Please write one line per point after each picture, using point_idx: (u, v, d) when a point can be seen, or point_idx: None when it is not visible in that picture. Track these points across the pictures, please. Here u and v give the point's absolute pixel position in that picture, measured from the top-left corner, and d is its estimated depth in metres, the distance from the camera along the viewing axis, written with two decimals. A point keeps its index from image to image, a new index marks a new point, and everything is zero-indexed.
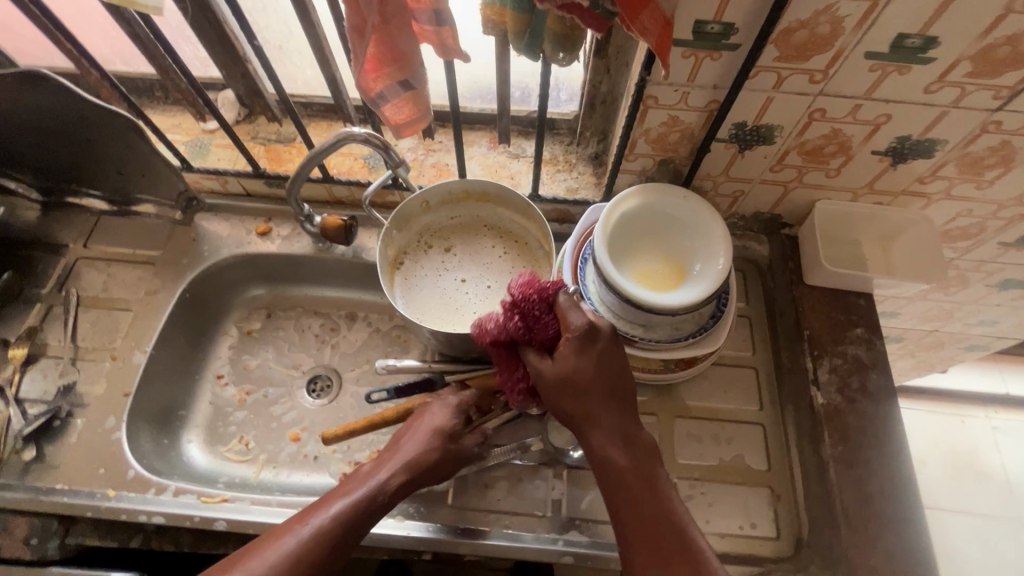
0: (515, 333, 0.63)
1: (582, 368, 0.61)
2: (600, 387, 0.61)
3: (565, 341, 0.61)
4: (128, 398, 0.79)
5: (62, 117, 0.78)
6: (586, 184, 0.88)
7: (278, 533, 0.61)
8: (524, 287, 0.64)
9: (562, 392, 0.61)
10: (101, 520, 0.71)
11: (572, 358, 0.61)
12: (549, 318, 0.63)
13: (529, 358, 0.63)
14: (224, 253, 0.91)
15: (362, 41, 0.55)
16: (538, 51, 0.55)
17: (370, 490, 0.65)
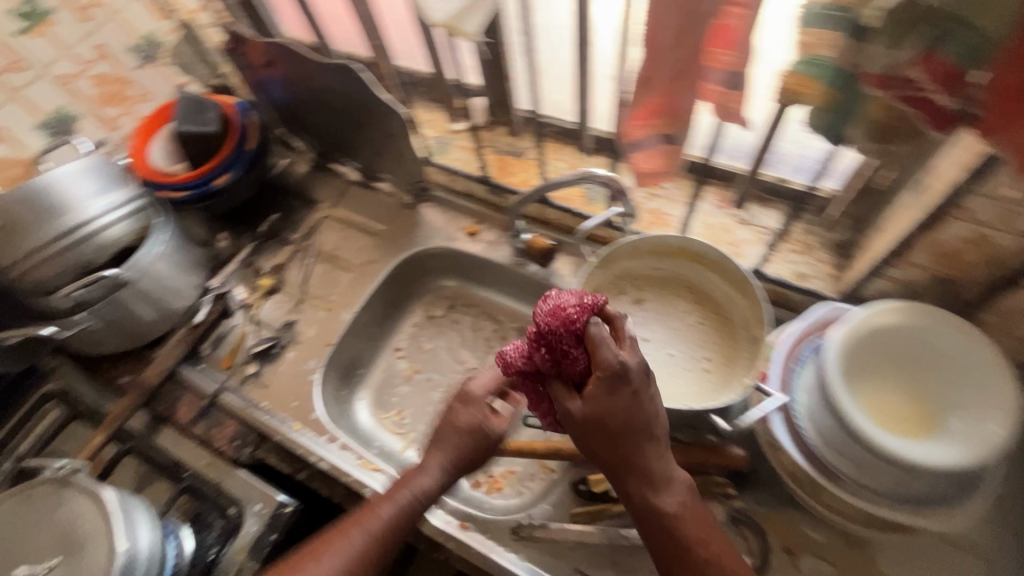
0: (544, 364, 0.61)
1: (618, 411, 0.57)
2: (642, 431, 0.58)
3: (596, 381, 0.57)
4: (329, 347, 0.91)
5: (344, 100, 0.90)
6: (821, 273, 0.77)
7: (337, 538, 0.64)
8: (549, 317, 0.60)
9: (598, 440, 0.58)
10: (283, 447, 0.82)
11: (606, 400, 0.57)
12: (577, 351, 0.59)
13: (557, 394, 0.60)
14: (434, 243, 0.99)
15: (645, 92, 0.53)
16: (836, 132, 0.52)
17: (391, 503, 0.67)
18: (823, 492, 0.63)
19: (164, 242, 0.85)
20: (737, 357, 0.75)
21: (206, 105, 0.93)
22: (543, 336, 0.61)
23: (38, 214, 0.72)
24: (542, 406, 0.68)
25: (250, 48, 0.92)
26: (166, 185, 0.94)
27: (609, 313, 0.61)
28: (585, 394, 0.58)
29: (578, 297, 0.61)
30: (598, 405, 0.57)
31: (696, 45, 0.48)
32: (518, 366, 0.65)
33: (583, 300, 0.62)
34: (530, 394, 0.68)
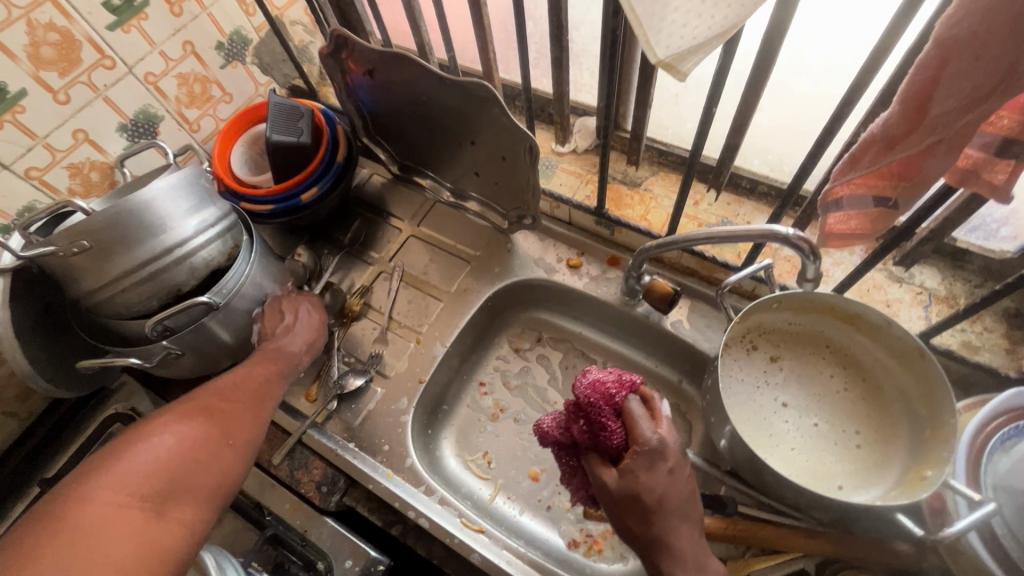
0: (581, 437, 0.59)
1: (655, 489, 0.55)
2: (675, 510, 0.56)
3: (633, 457, 0.55)
4: (421, 385, 0.83)
5: (452, 117, 0.81)
6: (994, 345, 0.68)
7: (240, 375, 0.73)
8: (588, 389, 0.58)
9: (629, 514, 0.56)
10: (376, 495, 0.76)
11: (641, 477, 0.55)
12: (615, 426, 0.56)
13: (594, 468, 0.58)
14: (531, 273, 0.91)
15: (886, 154, 0.44)
16: None
17: (286, 361, 0.78)
18: None
19: (252, 261, 0.79)
20: (893, 435, 0.67)
21: (299, 112, 0.86)
22: (581, 408, 0.59)
23: (128, 240, 0.65)
24: (576, 478, 0.67)
25: (350, 55, 0.82)
26: (249, 197, 0.87)
27: (647, 394, 0.60)
28: (622, 470, 0.56)
29: (615, 374, 0.59)
30: (635, 481, 0.55)
31: (989, 110, 0.38)
32: (553, 436, 0.63)
33: (618, 375, 0.60)
34: (564, 464, 0.66)
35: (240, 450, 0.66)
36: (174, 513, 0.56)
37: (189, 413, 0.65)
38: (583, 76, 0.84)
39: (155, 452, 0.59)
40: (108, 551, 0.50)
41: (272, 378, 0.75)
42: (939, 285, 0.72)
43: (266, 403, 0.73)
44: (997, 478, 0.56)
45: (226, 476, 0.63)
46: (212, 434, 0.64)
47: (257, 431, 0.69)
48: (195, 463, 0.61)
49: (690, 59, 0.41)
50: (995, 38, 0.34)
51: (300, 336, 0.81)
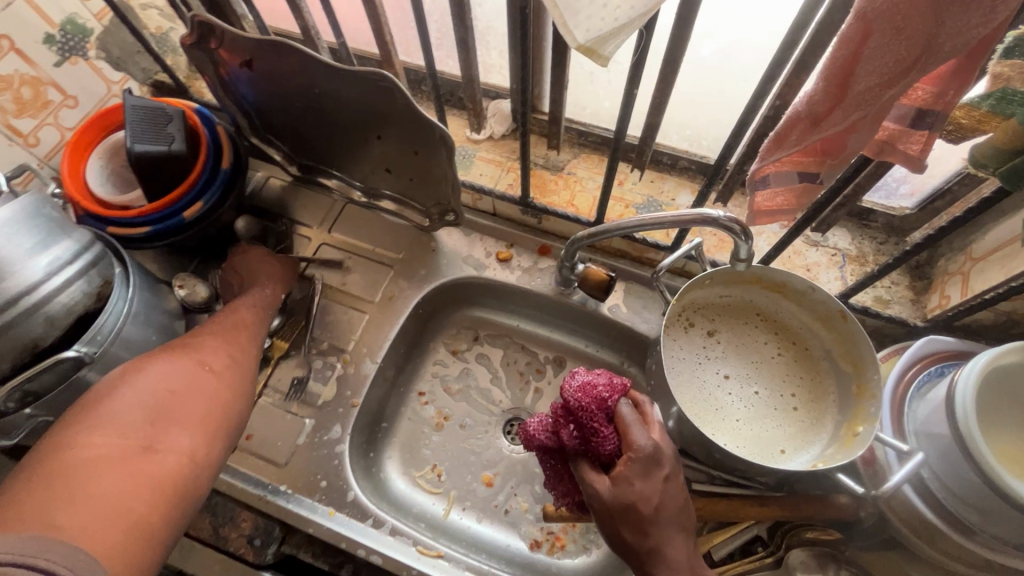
0: (571, 442, 0.56)
1: (651, 495, 0.53)
2: (671, 521, 0.53)
3: (627, 464, 0.53)
4: (354, 409, 0.76)
5: (352, 110, 0.72)
6: (901, 298, 0.73)
7: (223, 315, 0.73)
8: (580, 393, 0.57)
9: (621, 521, 0.53)
10: (318, 538, 0.69)
11: (637, 483, 0.53)
12: (608, 431, 0.55)
13: (585, 475, 0.55)
14: (461, 271, 0.86)
15: (812, 132, 0.43)
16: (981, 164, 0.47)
17: (258, 298, 0.77)
18: (940, 540, 0.60)
19: (130, 298, 0.67)
20: (825, 393, 0.70)
21: (166, 115, 0.74)
22: (571, 412, 0.57)
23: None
24: (563, 483, 0.62)
25: (221, 43, 0.70)
26: (118, 219, 0.74)
27: (638, 400, 0.59)
28: (617, 478, 0.53)
29: (610, 379, 0.59)
30: (628, 488, 0.53)
31: (910, 83, 0.38)
32: (540, 440, 0.60)
33: (610, 380, 0.59)
34: (552, 475, 0.63)
35: (222, 376, 0.64)
36: (166, 446, 0.53)
37: (162, 353, 0.62)
38: (491, 56, 0.78)
39: (138, 388, 0.56)
40: (101, 486, 0.46)
41: (252, 317, 0.75)
42: (850, 245, 0.75)
43: (242, 348, 0.70)
44: (918, 424, 0.60)
45: (214, 401, 0.61)
46: (188, 369, 0.62)
47: (239, 360, 0.68)
48: (178, 391, 0.59)
49: (609, 42, 0.37)
50: (916, 9, 0.33)
51: (266, 278, 0.79)
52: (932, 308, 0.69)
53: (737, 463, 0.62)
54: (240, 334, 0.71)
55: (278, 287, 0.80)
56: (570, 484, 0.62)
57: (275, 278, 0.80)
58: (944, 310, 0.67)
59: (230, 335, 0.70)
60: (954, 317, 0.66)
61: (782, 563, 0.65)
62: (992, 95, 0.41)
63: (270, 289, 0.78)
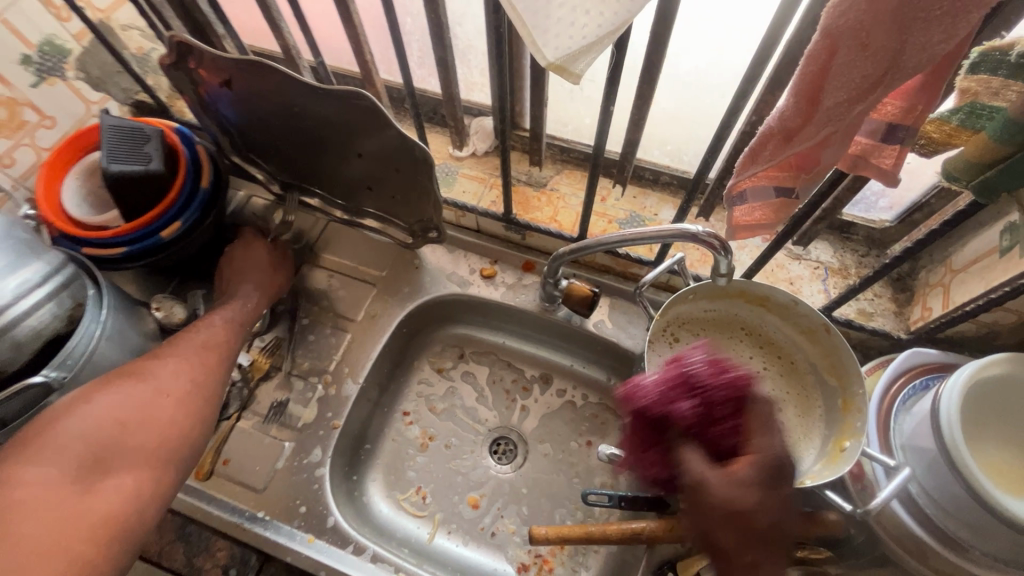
0: (682, 415, 0.56)
1: (756, 504, 0.48)
2: (778, 549, 0.48)
3: (746, 463, 0.51)
4: (335, 431, 0.74)
5: (331, 128, 0.72)
6: (884, 310, 0.73)
7: (196, 328, 0.71)
8: (729, 378, 0.58)
9: (716, 525, 0.48)
10: (296, 566, 0.67)
11: (747, 484, 0.49)
12: (729, 420, 0.56)
13: (689, 453, 0.53)
14: (444, 288, 0.85)
15: (784, 147, 0.43)
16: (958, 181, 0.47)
17: (238, 308, 0.75)
18: (931, 557, 0.59)
19: (103, 320, 0.66)
20: (810, 407, 0.69)
21: (144, 135, 0.73)
22: (695, 388, 0.58)
23: None
24: (645, 459, 0.59)
25: (199, 63, 0.70)
26: (93, 240, 0.72)
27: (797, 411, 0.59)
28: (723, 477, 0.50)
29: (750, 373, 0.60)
30: (733, 484, 0.49)
31: (877, 100, 0.38)
32: (645, 400, 0.59)
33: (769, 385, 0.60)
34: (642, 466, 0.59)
35: (180, 401, 0.63)
36: (107, 484, 0.54)
37: (118, 376, 0.61)
38: (471, 74, 0.78)
39: (87, 417, 0.56)
40: (25, 537, 0.48)
41: (227, 330, 0.72)
42: (832, 257, 0.75)
43: (213, 364, 0.68)
44: (905, 439, 0.59)
45: (168, 430, 0.60)
46: (144, 395, 0.60)
47: (202, 383, 0.66)
48: (129, 419, 0.58)
49: (581, 60, 0.37)
50: (879, 27, 0.34)
51: (254, 284, 0.77)
52: (915, 320, 0.69)
53: None
54: (211, 349, 0.69)
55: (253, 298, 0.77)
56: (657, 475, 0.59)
57: (253, 285, 0.77)
58: (926, 322, 0.67)
59: (199, 350, 0.68)
60: (937, 329, 0.66)
61: None
62: (961, 109, 0.42)
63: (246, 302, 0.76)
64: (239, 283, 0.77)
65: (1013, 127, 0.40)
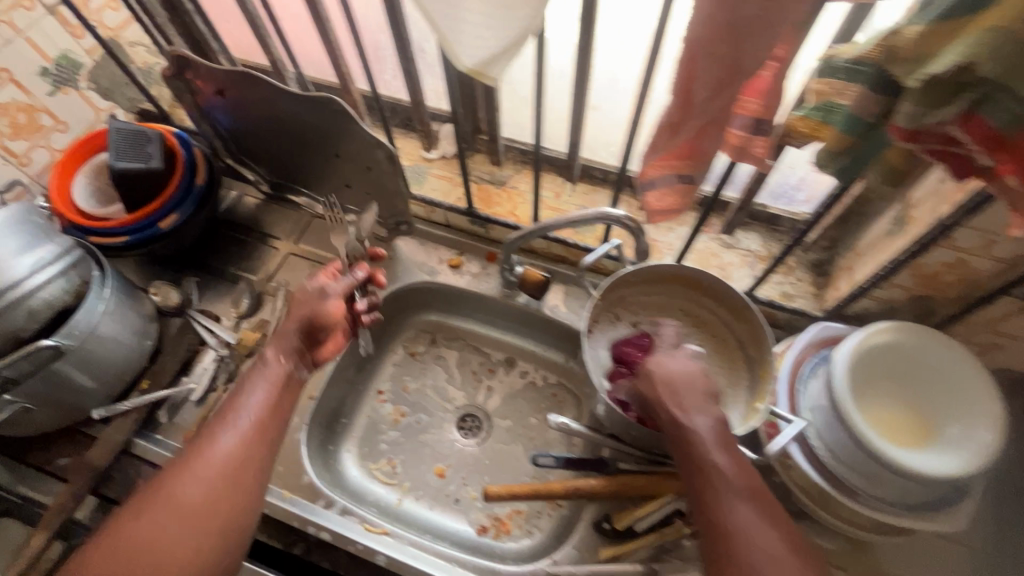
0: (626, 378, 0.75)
1: (686, 373, 0.65)
2: (686, 381, 0.64)
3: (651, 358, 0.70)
4: (312, 402, 0.82)
5: (311, 131, 0.82)
6: (804, 292, 0.81)
7: (232, 410, 0.61)
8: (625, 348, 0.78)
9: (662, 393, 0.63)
10: (273, 518, 0.75)
11: (670, 360, 0.66)
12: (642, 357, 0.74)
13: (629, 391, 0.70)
14: (416, 277, 0.93)
15: (672, 138, 0.52)
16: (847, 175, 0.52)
17: (275, 378, 0.64)
18: (831, 502, 0.66)
19: (106, 297, 0.74)
20: (737, 377, 0.77)
21: (147, 136, 0.82)
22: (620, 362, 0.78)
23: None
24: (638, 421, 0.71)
25: (196, 74, 0.80)
26: (100, 229, 0.82)
27: None
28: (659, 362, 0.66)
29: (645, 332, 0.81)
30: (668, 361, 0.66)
31: (732, 97, 0.47)
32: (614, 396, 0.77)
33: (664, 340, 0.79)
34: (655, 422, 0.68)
35: (207, 506, 0.55)
36: None
37: (157, 488, 0.56)
38: (439, 84, 0.88)
39: (125, 541, 0.53)
40: None
41: (265, 404, 0.62)
42: (760, 246, 0.84)
43: (240, 472, 0.58)
44: (810, 399, 0.67)
45: (200, 544, 0.54)
46: (172, 507, 0.54)
47: (235, 478, 0.57)
48: (159, 540, 0.53)
49: (496, 64, 0.46)
50: (720, 38, 0.42)
51: (282, 344, 0.66)
52: (828, 300, 0.77)
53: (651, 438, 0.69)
54: (252, 435, 0.60)
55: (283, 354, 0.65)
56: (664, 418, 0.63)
57: (306, 322, 0.67)
58: (836, 300, 0.75)
59: (232, 435, 0.59)
60: (844, 305, 0.74)
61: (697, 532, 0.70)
62: (819, 108, 0.50)
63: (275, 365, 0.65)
64: (293, 308, 0.68)
65: (852, 119, 0.48)
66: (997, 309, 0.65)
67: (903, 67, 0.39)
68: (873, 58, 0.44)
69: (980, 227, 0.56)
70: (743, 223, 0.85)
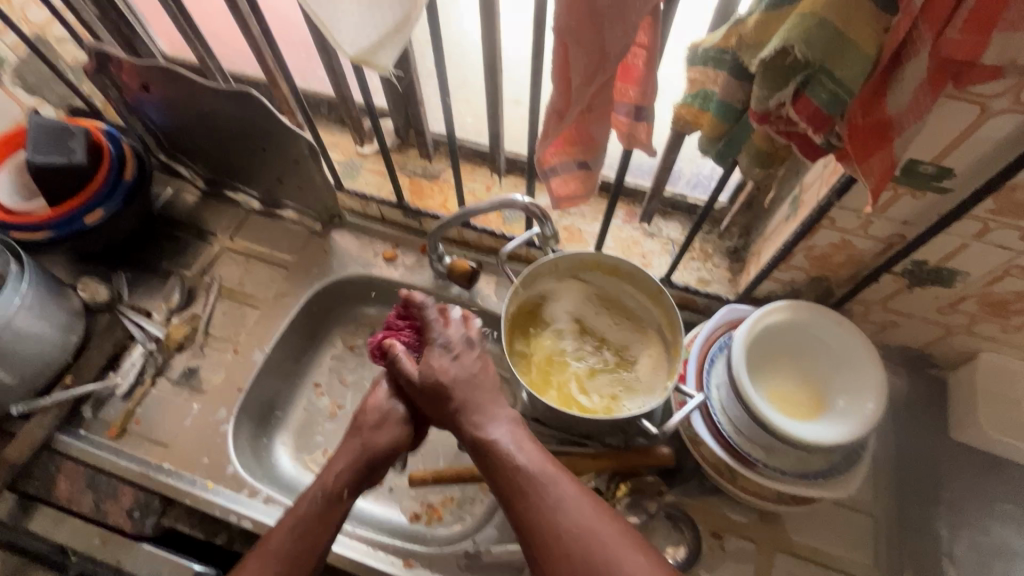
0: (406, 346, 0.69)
1: (464, 375, 0.63)
2: (467, 386, 0.62)
3: (430, 353, 0.64)
4: (241, 393, 0.83)
5: (237, 125, 0.82)
6: (720, 277, 0.84)
7: (275, 541, 0.59)
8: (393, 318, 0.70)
9: (450, 410, 0.61)
10: (196, 509, 0.74)
11: (448, 365, 0.63)
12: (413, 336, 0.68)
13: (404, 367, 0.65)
14: (351, 270, 0.94)
15: (559, 125, 0.55)
16: (728, 158, 0.55)
17: (331, 509, 0.60)
18: (736, 474, 0.69)
19: (23, 292, 0.75)
20: (656, 360, 0.79)
21: (70, 132, 0.81)
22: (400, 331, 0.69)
23: None
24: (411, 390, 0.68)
25: (119, 69, 0.80)
26: (22, 224, 0.81)
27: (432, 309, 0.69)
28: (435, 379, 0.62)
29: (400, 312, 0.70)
30: (444, 375, 0.62)
31: (604, 83, 0.49)
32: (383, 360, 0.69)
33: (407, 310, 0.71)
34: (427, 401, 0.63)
35: None
36: None
37: None
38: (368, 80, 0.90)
39: None
40: None
41: (313, 540, 0.59)
42: (680, 234, 0.87)
43: None
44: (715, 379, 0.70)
45: None
46: None
47: None
48: None
49: (381, 51, 0.48)
50: (583, 26, 0.45)
51: (344, 460, 0.63)
52: (741, 283, 0.81)
53: (565, 420, 0.71)
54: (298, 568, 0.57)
55: (343, 485, 0.61)
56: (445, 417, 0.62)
57: (361, 459, 0.63)
58: (745, 283, 0.79)
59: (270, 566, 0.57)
60: (753, 288, 0.78)
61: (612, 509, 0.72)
62: (697, 95, 0.52)
63: (320, 494, 0.61)
64: (354, 432, 0.65)
65: (723, 107, 0.50)
66: (886, 286, 0.69)
67: (750, 53, 0.44)
68: (728, 46, 0.46)
69: (853, 208, 0.59)
70: (664, 212, 0.88)
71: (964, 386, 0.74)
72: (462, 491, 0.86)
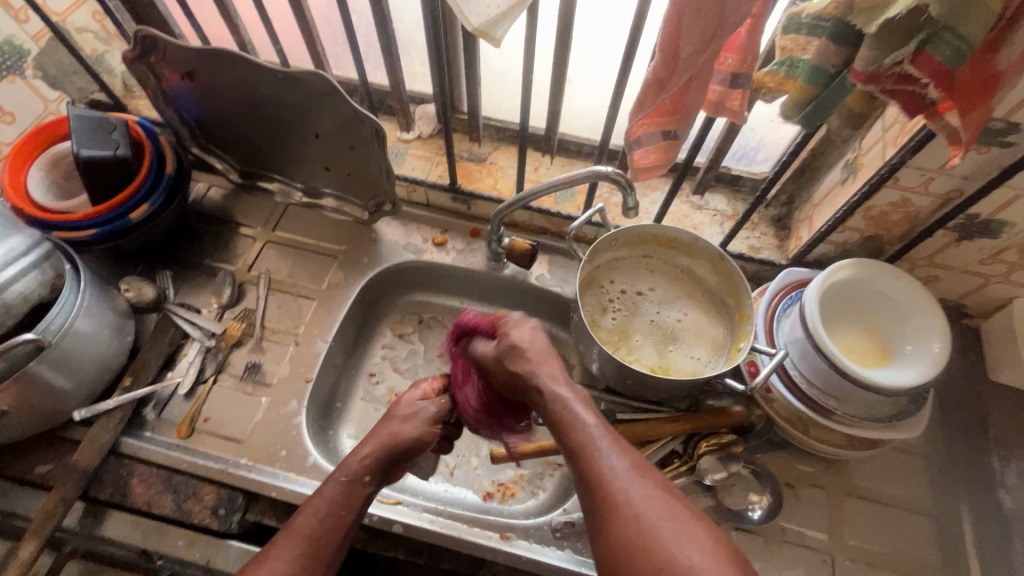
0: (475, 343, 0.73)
1: (536, 346, 0.66)
2: (540, 355, 0.64)
3: (505, 325, 0.69)
4: (309, 384, 0.81)
5: (291, 112, 0.81)
6: (768, 245, 0.88)
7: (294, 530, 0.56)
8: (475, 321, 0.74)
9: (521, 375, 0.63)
10: (281, 501, 0.73)
11: (520, 335, 0.67)
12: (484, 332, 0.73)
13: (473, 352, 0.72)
14: (402, 256, 0.93)
15: (658, 94, 0.56)
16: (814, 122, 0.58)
17: (352, 491, 0.60)
18: (810, 426, 0.73)
19: (82, 292, 0.72)
20: (724, 317, 0.82)
21: (110, 124, 0.78)
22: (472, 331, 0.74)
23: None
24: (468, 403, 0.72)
25: (163, 57, 0.77)
26: (61, 223, 0.77)
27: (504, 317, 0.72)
28: (499, 348, 0.67)
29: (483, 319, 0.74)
30: (519, 338, 0.66)
31: (714, 51, 0.51)
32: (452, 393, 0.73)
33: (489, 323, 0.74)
34: (475, 410, 0.72)
35: None
36: None
37: None
38: (414, 66, 0.90)
39: None
40: None
41: (333, 522, 0.58)
42: (726, 206, 0.91)
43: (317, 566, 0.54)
44: (786, 336, 0.74)
45: None
46: None
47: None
48: None
49: (501, 24, 0.48)
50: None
51: (372, 444, 0.64)
52: (792, 248, 0.85)
53: (645, 387, 0.74)
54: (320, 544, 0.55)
55: (367, 469, 0.61)
56: (491, 425, 0.73)
57: (390, 443, 0.64)
58: (798, 247, 0.83)
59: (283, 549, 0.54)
60: (807, 252, 0.82)
61: (694, 469, 0.75)
62: (783, 63, 0.55)
63: (344, 480, 0.60)
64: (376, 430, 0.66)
65: (817, 71, 0.53)
66: (935, 241, 0.74)
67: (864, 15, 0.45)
68: (831, 14, 0.49)
69: (919, 167, 0.64)
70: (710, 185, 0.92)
71: (1000, 332, 0.80)
72: (532, 467, 0.87)
